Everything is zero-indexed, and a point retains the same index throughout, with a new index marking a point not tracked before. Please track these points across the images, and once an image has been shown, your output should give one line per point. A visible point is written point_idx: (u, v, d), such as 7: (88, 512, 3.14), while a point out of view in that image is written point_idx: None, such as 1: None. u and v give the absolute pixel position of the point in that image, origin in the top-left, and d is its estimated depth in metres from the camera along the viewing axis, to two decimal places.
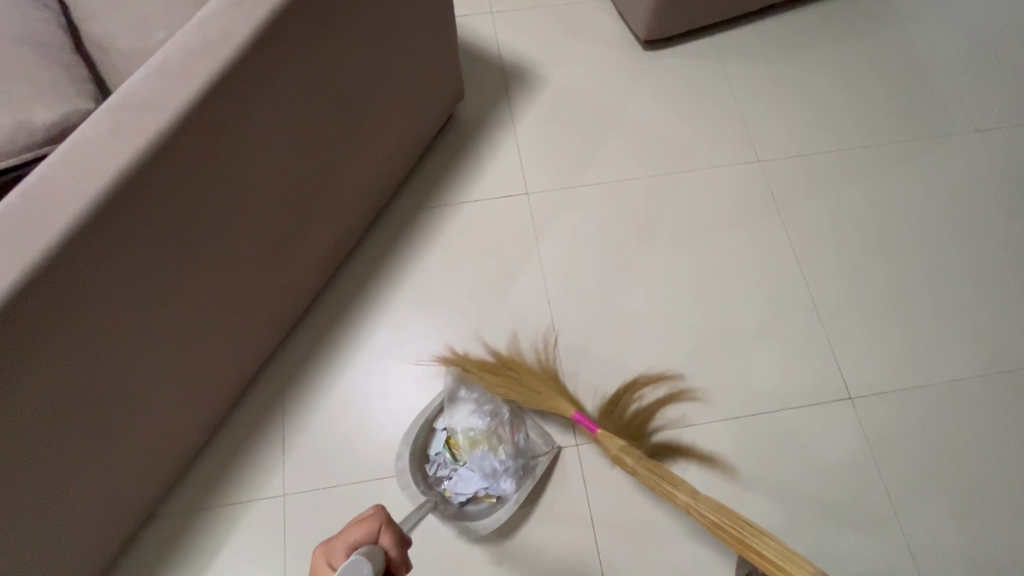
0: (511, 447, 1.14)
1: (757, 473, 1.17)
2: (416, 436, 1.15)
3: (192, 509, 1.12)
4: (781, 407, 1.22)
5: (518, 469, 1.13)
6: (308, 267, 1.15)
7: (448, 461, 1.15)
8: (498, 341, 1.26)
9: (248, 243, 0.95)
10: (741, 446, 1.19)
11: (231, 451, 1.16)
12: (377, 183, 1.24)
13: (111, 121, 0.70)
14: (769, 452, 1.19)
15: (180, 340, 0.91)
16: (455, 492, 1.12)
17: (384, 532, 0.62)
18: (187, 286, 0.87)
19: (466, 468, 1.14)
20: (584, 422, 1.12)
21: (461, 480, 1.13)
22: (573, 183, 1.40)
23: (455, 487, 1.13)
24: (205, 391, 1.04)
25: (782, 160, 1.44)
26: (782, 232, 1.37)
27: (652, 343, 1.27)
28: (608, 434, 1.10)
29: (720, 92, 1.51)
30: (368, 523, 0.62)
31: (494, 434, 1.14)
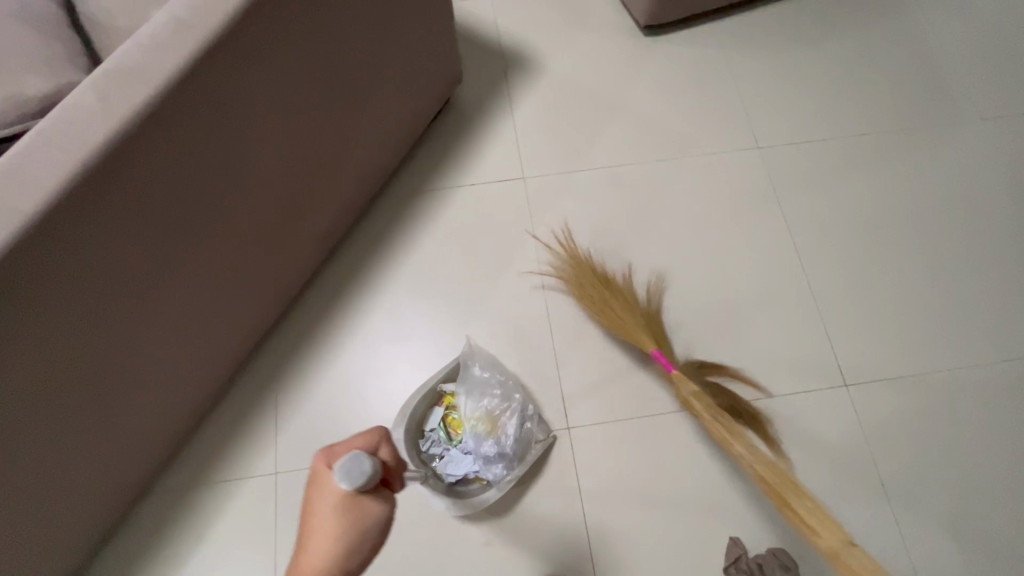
0: (508, 434, 1.11)
1: None
2: (412, 412, 1.14)
3: (186, 485, 1.13)
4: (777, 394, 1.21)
5: (513, 456, 1.11)
6: (303, 246, 1.15)
7: (442, 440, 1.14)
8: (493, 323, 1.26)
9: (241, 220, 0.95)
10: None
11: (226, 428, 1.17)
12: (372, 165, 1.24)
13: (100, 89, 0.70)
14: None
15: (172, 316, 0.92)
16: (446, 471, 1.12)
17: (384, 445, 0.64)
18: (179, 261, 0.87)
19: (460, 449, 1.13)
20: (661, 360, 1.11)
21: (454, 460, 1.13)
22: (570, 168, 1.40)
23: (446, 466, 1.12)
24: (199, 367, 1.05)
25: (782, 147, 1.43)
26: (782, 218, 1.36)
27: None
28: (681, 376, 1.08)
29: (721, 78, 1.50)
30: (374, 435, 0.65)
31: (493, 420, 1.13)
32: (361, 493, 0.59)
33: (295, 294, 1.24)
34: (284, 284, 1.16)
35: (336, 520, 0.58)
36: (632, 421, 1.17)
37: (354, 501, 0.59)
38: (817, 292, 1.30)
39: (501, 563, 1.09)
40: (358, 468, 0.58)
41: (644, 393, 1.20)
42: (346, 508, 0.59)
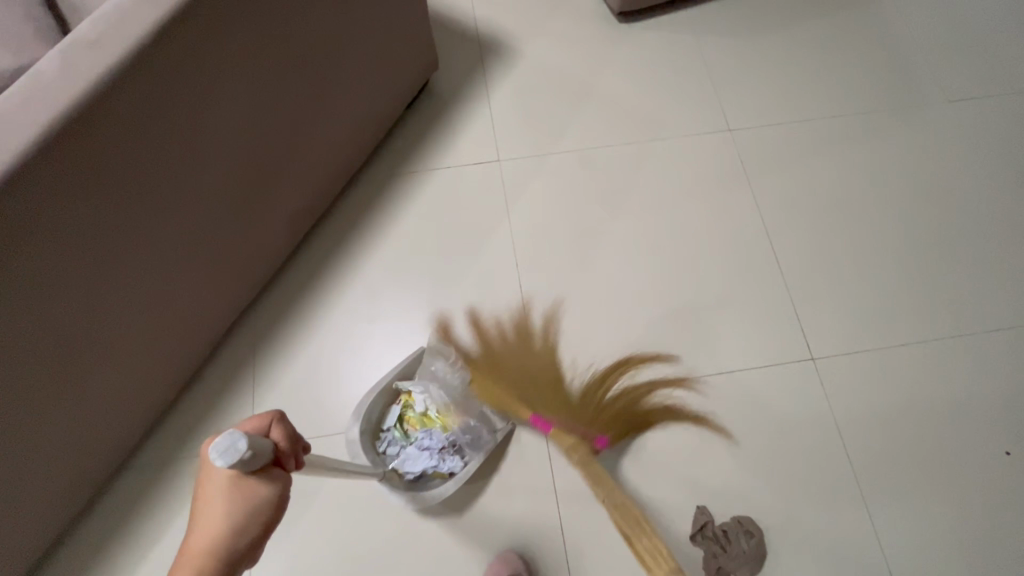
0: (467, 424, 1.13)
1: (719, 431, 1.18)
2: (369, 410, 1.12)
3: (164, 460, 1.15)
4: (745, 368, 1.24)
5: (471, 448, 1.11)
6: (277, 225, 1.18)
7: (400, 437, 1.13)
8: (466, 303, 1.28)
9: (211, 195, 0.98)
10: (704, 405, 1.20)
11: (203, 405, 1.19)
12: (347, 147, 1.26)
13: (66, 59, 0.73)
14: (731, 411, 1.20)
15: (143, 287, 0.94)
16: (405, 468, 1.10)
17: (275, 427, 0.62)
18: (148, 232, 0.89)
19: (418, 445, 1.12)
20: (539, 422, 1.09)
21: (412, 458, 1.11)
22: (544, 151, 1.42)
23: (405, 462, 1.10)
24: (174, 341, 1.07)
25: (753, 130, 1.46)
26: (752, 199, 1.39)
27: (619, 306, 1.29)
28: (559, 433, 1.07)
29: (693, 64, 1.53)
30: (263, 419, 0.62)
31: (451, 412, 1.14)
32: (247, 477, 0.57)
33: (271, 274, 1.26)
34: (259, 261, 1.18)
35: (222, 504, 0.56)
36: None
37: (239, 484, 0.57)
38: (785, 270, 1.32)
39: (473, 534, 1.10)
40: (236, 454, 0.54)
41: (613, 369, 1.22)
42: (231, 492, 0.57)
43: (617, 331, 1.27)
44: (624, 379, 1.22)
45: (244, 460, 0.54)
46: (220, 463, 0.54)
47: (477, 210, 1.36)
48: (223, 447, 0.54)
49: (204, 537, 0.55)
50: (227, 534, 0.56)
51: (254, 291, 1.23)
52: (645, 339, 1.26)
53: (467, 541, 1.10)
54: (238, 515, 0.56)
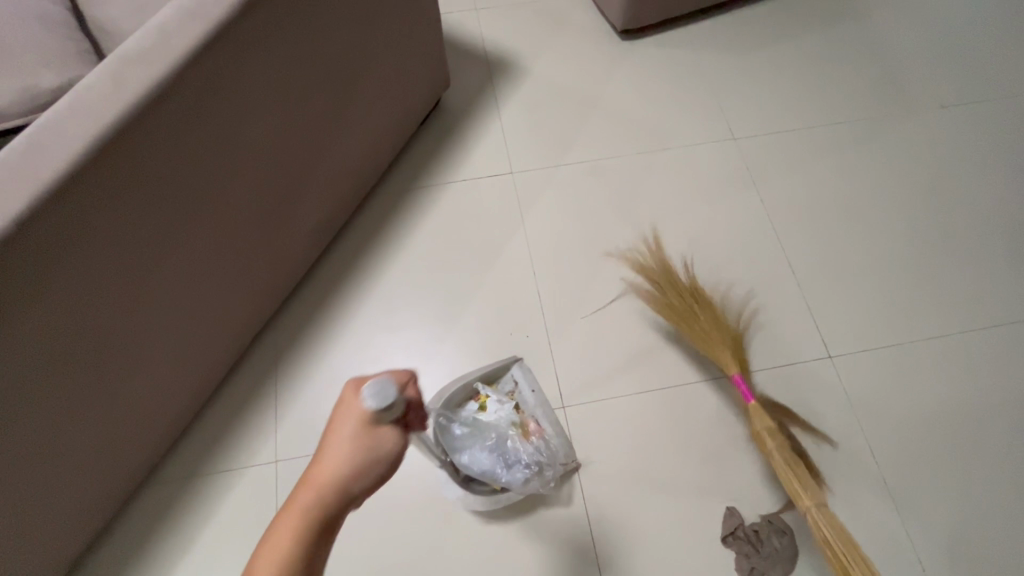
0: (539, 441, 1.10)
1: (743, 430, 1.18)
2: (453, 393, 1.14)
3: (185, 476, 1.14)
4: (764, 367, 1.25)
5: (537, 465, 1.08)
6: (300, 237, 1.20)
7: (472, 432, 1.10)
8: (485, 310, 1.29)
9: (240, 206, 0.99)
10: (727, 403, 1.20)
11: (225, 419, 1.18)
12: (365, 161, 1.29)
13: (111, 72, 0.76)
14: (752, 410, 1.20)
15: (172, 298, 0.94)
16: (465, 465, 1.07)
17: (412, 385, 0.61)
18: (179, 242, 0.90)
19: (488, 443, 1.09)
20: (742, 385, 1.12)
21: (474, 454, 1.08)
22: (556, 162, 1.45)
23: (468, 457, 1.08)
24: (201, 353, 1.08)
25: (756, 139, 1.50)
26: (760, 203, 1.43)
27: (637, 309, 1.30)
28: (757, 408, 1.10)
29: (694, 77, 1.58)
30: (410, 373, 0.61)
31: (526, 425, 1.13)
32: (381, 425, 0.56)
33: (291, 287, 1.27)
34: (281, 274, 1.19)
35: (348, 445, 0.55)
36: (624, 399, 1.21)
37: (370, 430, 0.56)
38: (797, 270, 1.35)
39: (503, 542, 1.09)
40: (385, 400, 0.55)
41: (634, 371, 1.23)
42: (361, 435, 0.56)
43: (637, 334, 1.27)
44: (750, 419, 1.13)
45: (387, 410, 0.56)
46: (371, 405, 0.55)
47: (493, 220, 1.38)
48: (378, 389, 0.56)
49: (325, 473, 0.54)
50: (345, 478, 0.54)
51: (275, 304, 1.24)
52: (665, 341, 1.27)
53: (497, 549, 1.09)
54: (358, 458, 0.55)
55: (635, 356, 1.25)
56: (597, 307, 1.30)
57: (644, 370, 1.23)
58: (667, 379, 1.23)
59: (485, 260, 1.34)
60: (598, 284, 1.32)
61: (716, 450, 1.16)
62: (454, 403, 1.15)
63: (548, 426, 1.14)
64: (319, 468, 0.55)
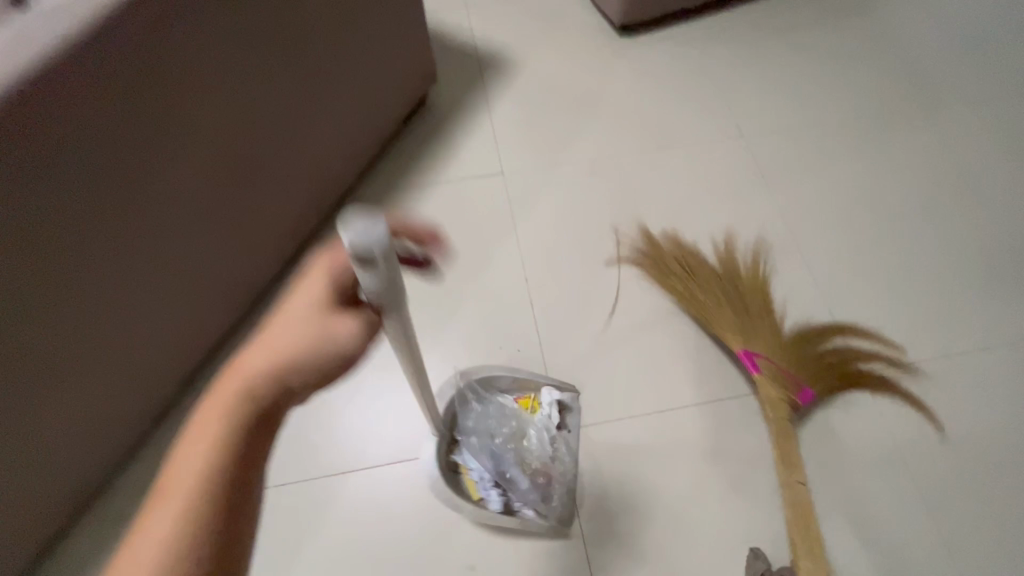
0: (537, 483, 0.97)
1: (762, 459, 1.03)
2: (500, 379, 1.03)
3: (126, 508, 1.00)
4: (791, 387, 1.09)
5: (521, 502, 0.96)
6: (264, 237, 1.06)
7: (488, 424, 1.00)
8: (472, 323, 1.15)
9: (191, 199, 0.88)
10: (749, 428, 1.05)
11: (175, 443, 1.05)
12: (340, 158, 1.17)
13: (17, 28, 0.64)
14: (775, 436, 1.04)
15: (107, 303, 0.82)
16: (465, 442, 1.00)
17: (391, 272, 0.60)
18: (114, 237, 0.78)
19: (497, 441, 0.99)
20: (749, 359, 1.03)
21: (476, 442, 0.99)
22: (550, 162, 1.33)
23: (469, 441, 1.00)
24: (142, 367, 0.93)
25: (768, 138, 1.38)
26: (781, 205, 1.28)
27: (643, 320, 1.15)
28: (766, 380, 1.01)
29: (700, 76, 1.48)
30: None
31: (541, 463, 0.98)
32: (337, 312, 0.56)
33: (257, 295, 1.14)
34: (243, 280, 1.06)
35: (297, 327, 0.54)
36: (631, 422, 1.05)
37: (324, 316, 0.55)
38: (828, 278, 1.19)
39: None
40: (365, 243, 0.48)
41: (639, 391, 1.08)
42: (314, 319, 0.55)
43: (646, 348, 1.12)
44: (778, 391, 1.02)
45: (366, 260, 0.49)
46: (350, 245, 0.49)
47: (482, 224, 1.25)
48: (359, 239, 0.48)
49: (257, 360, 0.52)
50: (281, 367, 0.52)
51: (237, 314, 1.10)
52: (675, 356, 1.12)
53: None
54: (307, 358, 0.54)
55: (643, 374, 1.10)
56: (600, 319, 1.15)
57: (654, 390, 1.08)
58: (679, 400, 1.07)
59: (473, 267, 1.21)
60: (600, 293, 1.17)
61: (735, 481, 1.01)
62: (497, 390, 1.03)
63: (565, 474, 0.98)
64: (257, 364, 0.52)
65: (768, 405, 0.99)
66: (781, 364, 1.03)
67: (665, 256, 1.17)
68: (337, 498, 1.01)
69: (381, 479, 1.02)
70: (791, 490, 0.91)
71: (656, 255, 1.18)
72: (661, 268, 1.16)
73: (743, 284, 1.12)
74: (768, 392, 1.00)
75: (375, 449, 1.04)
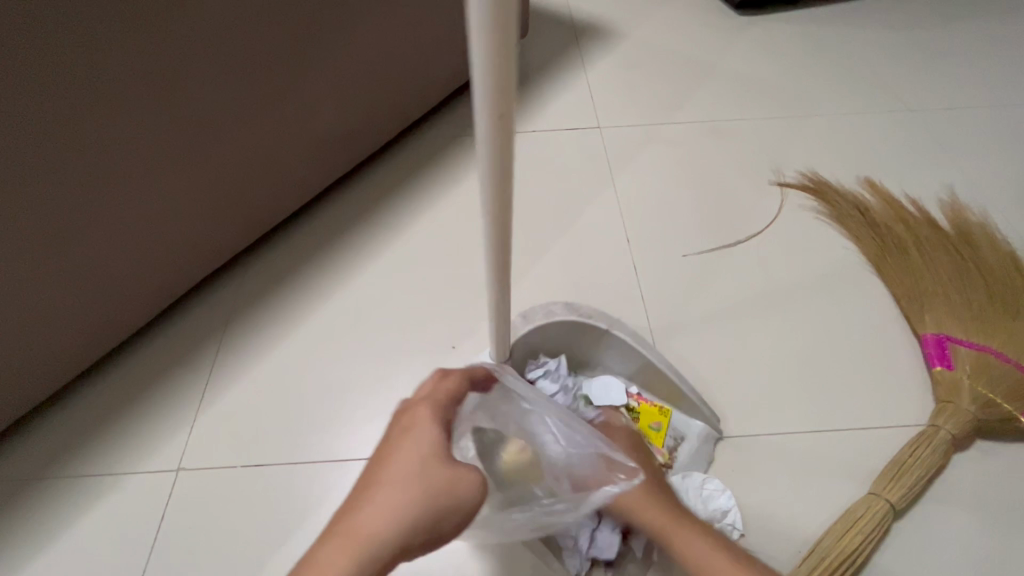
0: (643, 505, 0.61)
1: (1000, 544, 0.62)
2: (591, 325, 0.64)
3: (37, 469, 0.67)
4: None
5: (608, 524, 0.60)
6: (313, 153, 0.79)
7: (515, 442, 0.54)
8: (545, 294, 0.82)
9: (224, 60, 0.62)
10: (966, 491, 0.64)
11: (132, 388, 0.73)
12: (420, 75, 0.88)
13: None
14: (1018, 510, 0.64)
15: (64, 164, 0.55)
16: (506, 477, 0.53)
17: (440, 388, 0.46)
18: (101, 68, 0.53)
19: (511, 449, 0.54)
20: (937, 345, 0.71)
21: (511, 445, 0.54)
22: (658, 120, 1.01)
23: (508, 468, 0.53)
24: (115, 284, 0.66)
25: (962, 111, 1.00)
26: (986, 190, 0.89)
27: (798, 318, 0.78)
28: (950, 377, 0.68)
29: (854, 41, 1.13)
30: (447, 395, 0.46)
31: None
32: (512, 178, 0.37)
33: (297, 209, 0.85)
34: (275, 205, 0.79)
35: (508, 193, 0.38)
36: (794, 450, 0.67)
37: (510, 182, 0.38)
38: None
39: None
40: None
41: (796, 418, 0.70)
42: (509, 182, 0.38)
43: (789, 358, 0.75)
44: (1006, 396, 0.65)
45: None
46: None
47: (569, 183, 0.93)
48: None
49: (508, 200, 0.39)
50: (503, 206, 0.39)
51: (268, 230, 0.82)
52: (853, 374, 0.73)
53: None
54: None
55: (786, 393, 0.72)
56: (720, 310, 0.79)
57: (800, 416, 0.70)
58: (835, 426, 0.69)
59: (549, 229, 0.88)
60: (720, 278, 0.82)
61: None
62: (601, 351, 0.67)
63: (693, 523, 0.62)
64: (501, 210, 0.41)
65: (946, 406, 0.67)
66: (1014, 362, 0.67)
67: (872, 212, 0.85)
68: (320, 496, 0.66)
69: None
70: (874, 496, 0.62)
71: (861, 206, 0.86)
72: (871, 227, 0.84)
73: (992, 267, 0.77)
74: (949, 390, 0.68)
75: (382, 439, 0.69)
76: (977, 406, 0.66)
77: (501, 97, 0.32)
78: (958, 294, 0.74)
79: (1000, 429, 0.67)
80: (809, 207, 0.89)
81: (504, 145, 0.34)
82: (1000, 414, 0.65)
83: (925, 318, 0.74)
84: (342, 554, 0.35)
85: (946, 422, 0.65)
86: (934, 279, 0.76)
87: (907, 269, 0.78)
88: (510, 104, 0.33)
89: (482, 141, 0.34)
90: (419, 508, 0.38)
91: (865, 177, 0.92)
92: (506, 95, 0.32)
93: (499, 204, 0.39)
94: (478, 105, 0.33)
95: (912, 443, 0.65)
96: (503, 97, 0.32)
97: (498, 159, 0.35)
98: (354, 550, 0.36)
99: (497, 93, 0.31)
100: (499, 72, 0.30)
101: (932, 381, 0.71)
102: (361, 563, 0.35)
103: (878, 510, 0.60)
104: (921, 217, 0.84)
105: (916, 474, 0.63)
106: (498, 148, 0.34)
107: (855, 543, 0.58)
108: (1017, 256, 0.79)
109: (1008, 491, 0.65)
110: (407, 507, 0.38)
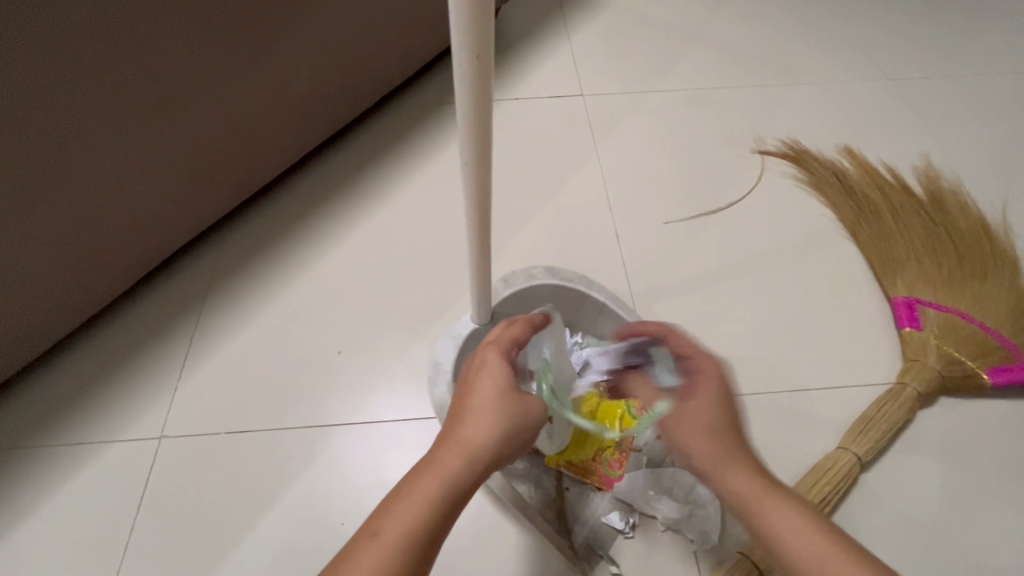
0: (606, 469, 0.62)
1: (958, 493, 0.65)
2: (569, 288, 0.64)
3: (16, 436, 0.67)
4: (999, 394, 0.70)
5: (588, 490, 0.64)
6: (290, 119, 0.77)
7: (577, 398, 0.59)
8: (528, 262, 0.82)
9: (191, 19, 0.59)
10: (929, 446, 0.67)
11: (110, 355, 0.72)
12: (400, 39, 0.86)
13: None
14: (977, 462, 0.67)
15: (25, 126, 0.52)
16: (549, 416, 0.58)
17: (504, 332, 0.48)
18: (62, 26, 0.50)
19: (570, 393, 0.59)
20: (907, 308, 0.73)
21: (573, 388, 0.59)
22: (641, 88, 1.01)
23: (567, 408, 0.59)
24: (88, 254, 0.64)
25: (940, 81, 1.01)
26: (961, 159, 0.91)
27: (776, 281, 0.80)
28: (918, 338, 0.71)
29: (837, 10, 1.12)
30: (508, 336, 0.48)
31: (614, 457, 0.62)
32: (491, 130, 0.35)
33: (275, 175, 0.83)
34: (252, 172, 0.77)
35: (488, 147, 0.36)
36: (769, 408, 0.70)
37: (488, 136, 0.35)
38: None
39: None
40: None
41: (771, 379, 0.72)
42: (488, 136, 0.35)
43: (767, 322, 0.76)
44: (967, 353, 0.68)
45: None
46: None
47: (552, 151, 0.93)
48: None
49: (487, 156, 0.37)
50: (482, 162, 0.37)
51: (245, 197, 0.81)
52: (828, 336, 0.75)
53: None
54: (435, 518, 0.36)
55: (762, 356, 0.74)
56: (700, 276, 0.80)
57: (775, 377, 0.72)
58: (807, 386, 0.72)
59: (531, 197, 0.88)
60: (700, 244, 0.83)
61: (912, 529, 0.63)
62: (581, 314, 0.68)
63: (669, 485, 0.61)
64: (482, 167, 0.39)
65: (913, 364, 0.70)
66: (978, 323, 0.69)
67: (848, 179, 0.86)
68: (304, 458, 0.67)
69: (390, 441, 0.67)
70: (843, 450, 0.64)
71: (838, 173, 0.87)
72: (848, 194, 0.85)
73: (961, 231, 0.79)
74: (916, 349, 0.70)
75: (366, 403, 0.70)
76: (941, 365, 0.68)
77: (482, 35, 0.29)
78: (928, 259, 0.76)
79: (962, 385, 0.69)
80: (789, 173, 0.90)
81: (481, 97, 0.33)
82: (962, 372, 0.68)
83: (897, 281, 0.76)
84: (450, 458, 0.38)
85: (913, 380, 0.68)
86: (907, 245, 0.78)
87: (881, 234, 0.80)
88: (489, 41, 0.30)
89: (461, 92, 0.33)
90: (508, 418, 0.41)
91: (844, 145, 0.93)
92: (487, 45, 0.30)
93: (479, 164, 0.37)
94: (458, 44, 0.30)
95: (879, 400, 0.67)
96: (483, 37, 0.29)
97: (478, 115, 0.33)
98: (459, 456, 0.39)
99: (478, 28, 0.29)
100: (480, 4, 0.28)
101: (901, 342, 0.73)
102: (464, 465, 0.38)
103: (845, 463, 0.63)
104: (896, 184, 0.86)
105: (881, 429, 0.65)
106: (478, 94, 0.32)
107: (822, 493, 0.61)
108: (988, 223, 0.81)
109: (968, 445, 0.68)
110: (493, 416, 0.41)
